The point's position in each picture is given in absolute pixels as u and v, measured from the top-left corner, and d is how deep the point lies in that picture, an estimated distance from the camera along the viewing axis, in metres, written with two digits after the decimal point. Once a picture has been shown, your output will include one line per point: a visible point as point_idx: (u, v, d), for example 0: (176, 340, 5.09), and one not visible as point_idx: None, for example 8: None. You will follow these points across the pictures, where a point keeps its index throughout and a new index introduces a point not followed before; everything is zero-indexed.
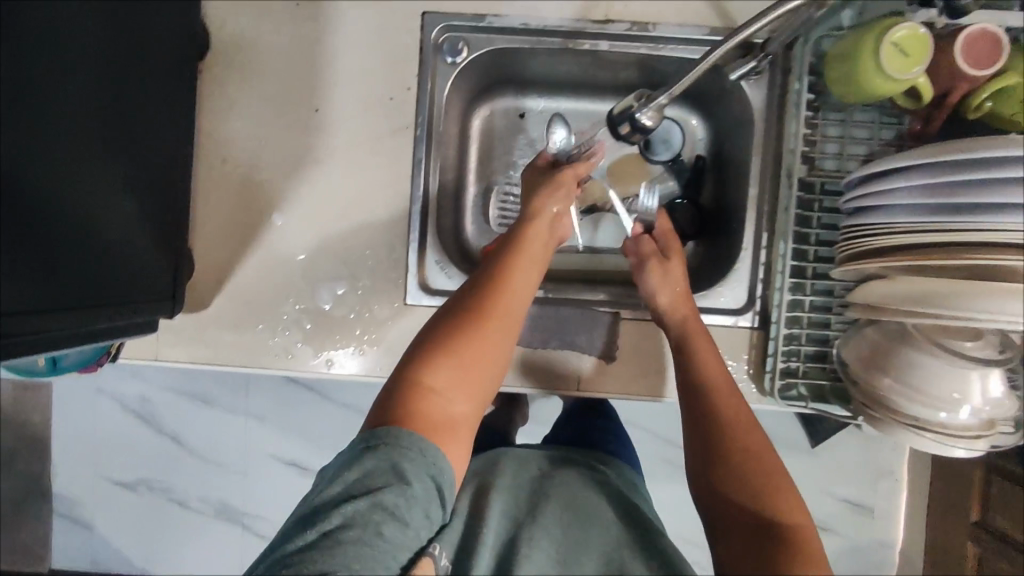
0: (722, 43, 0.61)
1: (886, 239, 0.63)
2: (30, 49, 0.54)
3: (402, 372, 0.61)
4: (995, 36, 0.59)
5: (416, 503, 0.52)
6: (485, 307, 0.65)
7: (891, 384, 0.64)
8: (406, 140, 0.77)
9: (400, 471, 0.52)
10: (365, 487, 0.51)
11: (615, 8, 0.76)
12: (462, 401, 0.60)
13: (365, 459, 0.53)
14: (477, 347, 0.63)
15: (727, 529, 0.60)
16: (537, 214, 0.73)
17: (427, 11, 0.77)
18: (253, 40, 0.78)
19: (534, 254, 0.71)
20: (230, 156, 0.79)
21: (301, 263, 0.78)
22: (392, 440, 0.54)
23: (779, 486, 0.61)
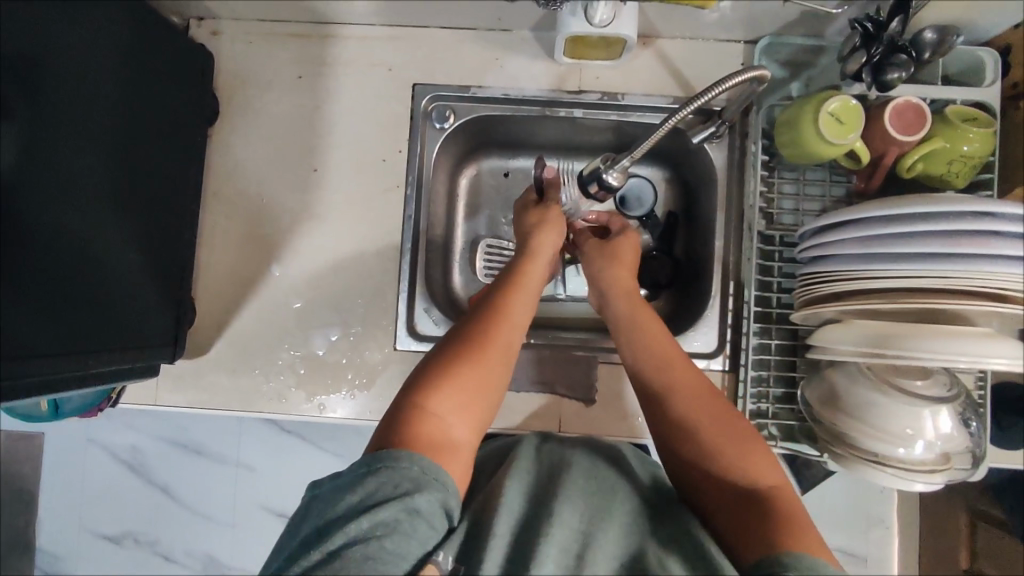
0: (680, 108, 0.63)
1: (837, 285, 0.69)
2: (46, 122, 0.61)
3: (402, 399, 0.61)
4: (919, 107, 0.68)
5: (421, 517, 0.51)
6: (487, 337, 0.66)
7: (851, 421, 0.68)
8: (397, 198, 0.84)
9: (403, 487, 0.51)
10: (368, 505, 0.50)
11: (588, 80, 0.84)
12: (462, 430, 0.60)
13: (368, 480, 0.52)
14: (478, 376, 0.63)
15: (725, 511, 0.59)
16: (535, 248, 0.77)
17: (417, 82, 0.85)
18: (259, 108, 0.85)
19: (534, 286, 0.74)
20: (235, 211, 0.85)
21: (296, 310, 0.83)
22: (394, 461, 0.53)
23: (758, 457, 0.61)
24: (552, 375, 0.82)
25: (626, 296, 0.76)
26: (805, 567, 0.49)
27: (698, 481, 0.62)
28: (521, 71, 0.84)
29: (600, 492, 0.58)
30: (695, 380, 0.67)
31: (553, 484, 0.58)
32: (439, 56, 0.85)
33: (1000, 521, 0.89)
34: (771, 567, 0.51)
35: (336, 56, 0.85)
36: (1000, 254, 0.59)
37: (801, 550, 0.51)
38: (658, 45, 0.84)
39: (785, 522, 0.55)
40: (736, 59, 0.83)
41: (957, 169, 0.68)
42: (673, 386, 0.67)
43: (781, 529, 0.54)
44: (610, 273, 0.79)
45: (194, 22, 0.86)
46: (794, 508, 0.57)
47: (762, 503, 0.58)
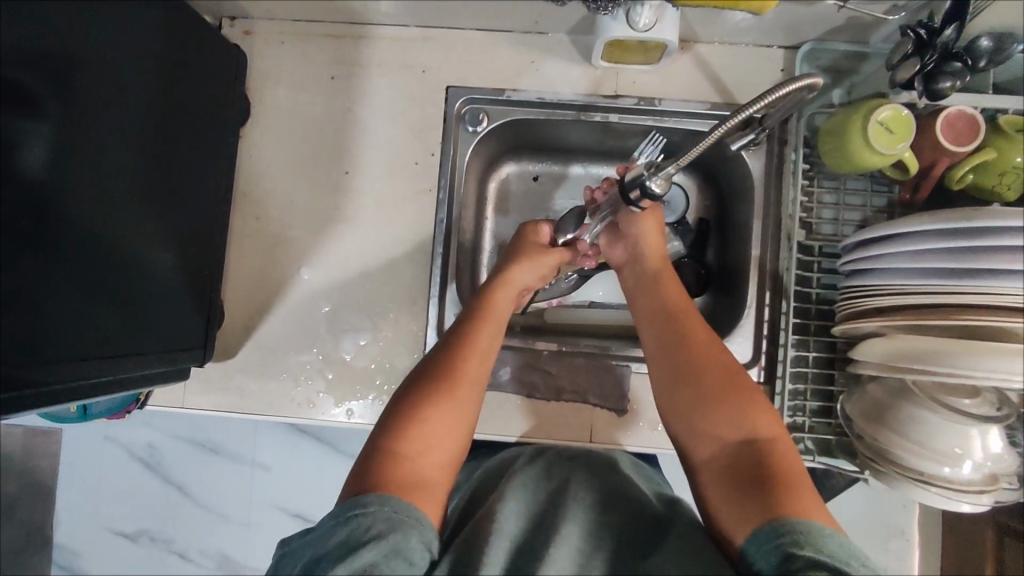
0: (726, 118, 0.57)
1: (883, 299, 0.67)
2: (74, 125, 0.60)
3: (376, 443, 0.60)
4: (972, 117, 0.66)
5: (401, 554, 0.49)
6: (453, 369, 0.66)
7: (895, 439, 0.66)
8: (428, 202, 0.83)
9: (376, 530, 0.51)
10: (343, 552, 0.49)
11: (624, 84, 0.83)
12: (434, 465, 0.59)
13: (341, 528, 0.51)
14: (446, 409, 0.63)
15: (719, 490, 0.57)
16: (511, 275, 0.78)
17: (451, 85, 0.84)
18: (291, 110, 0.85)
19: (501, 314, 0.74)
20: (264, 213, 0.84)
21: (324, 314, 0.82)
22: (363, 506, 0.53)
23: (760, 422, 0.59)
24: (582, 385, 0.81)
25: (658, 262, 0.77)
26: (805, 542, 0.47)
27: (699, 466, 0.60)
28: (557, 74, 0.83)
29: (603, 510, 0.58)
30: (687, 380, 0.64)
31: (559, 501, 0.58)
32: (474, 59, 0.84)
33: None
34: (771, 544, 0.49)
35: (369, 57, 0.84)
36: None
37: (799, 519, 0.50)
38: (697, 50, 0.82)
39: (786, 489, 0.53)
40: (776, 65, 0.82)
41: (1010, 182, 0.66)
42: (670, 358, 0.66)
43: (780, 498, 0.52)
44: (644, 238, 0.78)
45: (227, 21, 0.85)
46: (793, 474, 0.55)
47: (762, 468, 0.56)
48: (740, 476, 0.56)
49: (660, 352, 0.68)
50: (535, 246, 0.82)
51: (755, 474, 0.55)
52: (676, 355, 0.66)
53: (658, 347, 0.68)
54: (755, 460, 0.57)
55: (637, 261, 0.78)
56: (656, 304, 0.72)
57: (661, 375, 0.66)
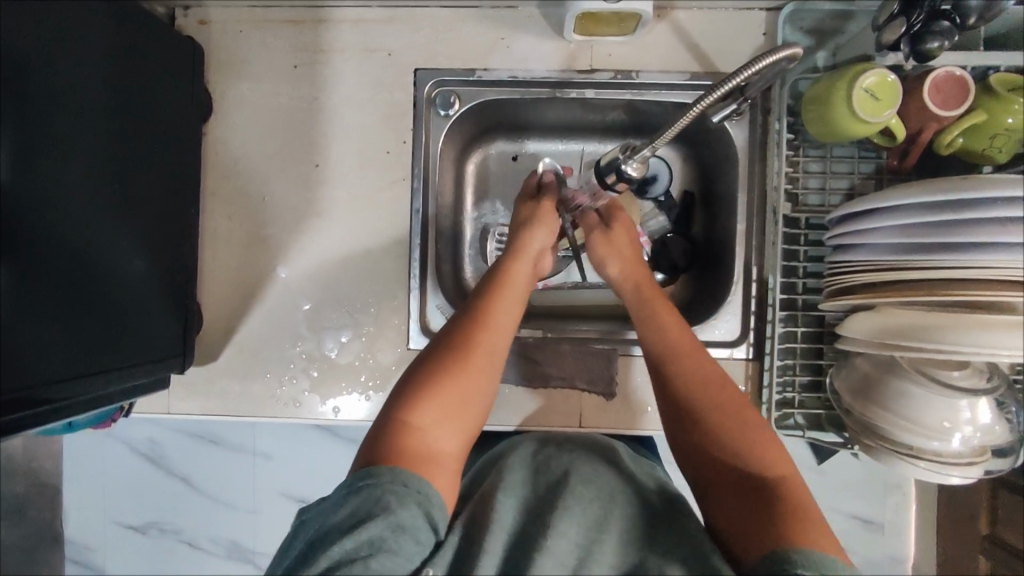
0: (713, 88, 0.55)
1: (874, 272, 0.66)
2: (25, 138, 0.56)
3: (391, 410, 0.60)
4: (960, 78, 0.63)
5: (407, 532, 0.50)
6: (472, 343, 0.65)
7: (882, 414, 0.65)
8: (402, 192, 0.79)
9: (385, 503, 0.51)
10: (352, 525, 0.49)
11: (599, 58, 0.79)
12: (448, 440, 0.60)
13: (350, 499, 0.52)
14: (463, 383, 0.63)
15: (736, 516, 0.56)
16: (522, 252, 0.75)
17: (420, 67, 0.79)
18: (253, 102, 0.80)
19: (521, 286, 0.73)
20: (234, 213, 0.80)
21: (305, 312, 0.80)
22: (375, 477, 0.53)
23: (758, 439, 0.60)
24: (571, 370, 0.80)
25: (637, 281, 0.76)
26: (816, 568, 0.47)
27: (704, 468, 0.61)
28: (529, 51, 0.78)
29: (603, 501, 0.57)
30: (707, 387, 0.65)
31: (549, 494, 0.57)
32: (441, 37, 0.79)
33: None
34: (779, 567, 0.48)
35: (331, 43, 0.79)
36: None
37: (812, 548, 0.49)
38: (674, 17, 0.78)
39: (786, 512, 0.54)
40: (757, 29, 0.78)
41: (1000, 144, 0.64)
42: (697, 370, 0.66)
43: (794, 526, 0.52)
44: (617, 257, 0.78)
45: (179, 11, 0.80)
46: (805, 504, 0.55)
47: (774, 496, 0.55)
48: (738, 489, 0.57)
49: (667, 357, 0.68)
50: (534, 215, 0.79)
51: (758, 498, 0.56)
52: (696, 372, 0.66)
53: (672, 351, 0.68)
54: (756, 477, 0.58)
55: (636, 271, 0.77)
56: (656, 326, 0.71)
57: (676, 379, 0.66)
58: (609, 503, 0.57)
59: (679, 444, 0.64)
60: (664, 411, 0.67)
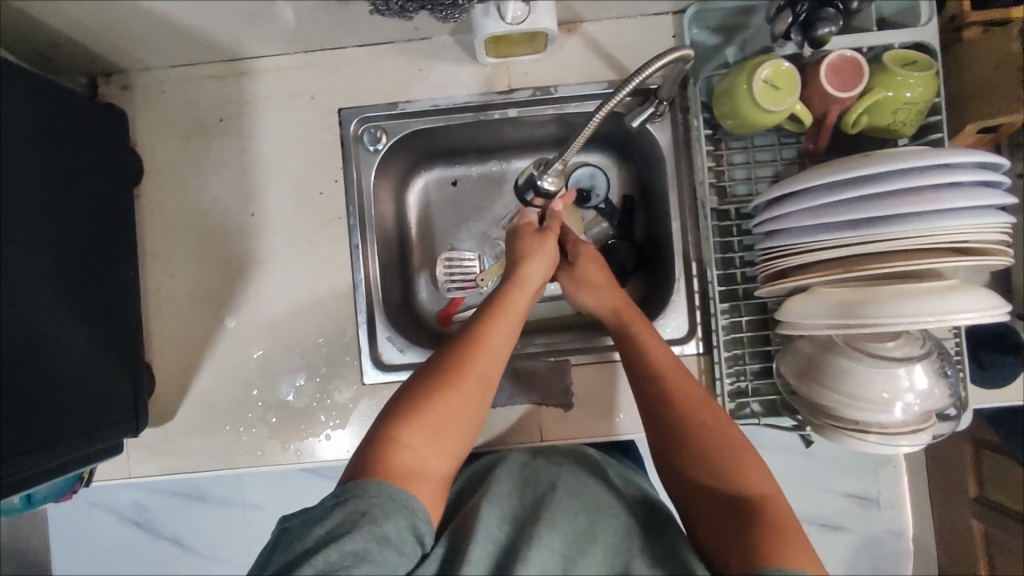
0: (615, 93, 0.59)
1: (799, 255, 0.66)
2: None
3: (381, 423, 0.60)
4: (854, 60, 0.65)
5: (391, 544, 0.51)
6: (465, 364, 0.63)
7: (826, 392, 0.65)
8: (340, 230, 0.80)
9: (370, 515, 0.52)
10: (336, 537, 0.50)
11: (516, 77, 0.80)
12: (432, 461, 0.58)
13: (336, 510, 0.52)
14: (452, 407, 0.61)
15: (721, 533, 0.55)
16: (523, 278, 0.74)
17: (343, 107, 0.80)
18: (183, 160, 0.81)
19: (518, 308, 0.70)
20: (176, 270, 0.81)
21: (257, 359, 0.80)
22: (360, 491, 0.53)
23: (737, 447, 0.60)
24: (526, 386, 0.80)
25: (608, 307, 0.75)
26: None
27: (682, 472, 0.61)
28: (448, 79, 0.80)
29: (587, 513, 0.57)
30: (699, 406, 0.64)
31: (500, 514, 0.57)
32: (360, 76, 0.80)
33: (997, 446, 0.88)
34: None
35: (254, 93, 0.81)
36: (942, 209, 0.60)
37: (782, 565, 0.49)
38: (584, 30, 0.80)
39: (765, 529, 0.53)
40: (665, 32, 0.80)
41: (903, 118, 0.66)
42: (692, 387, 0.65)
43: (771, 544, 0.51)
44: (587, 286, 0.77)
45: (102, 80, 0.81)
46: (785, 521, 0.54)
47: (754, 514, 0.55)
48: (718, 502, 0.57)
49: (641, 369, 0.68)
50: (533, 241, 0.77)
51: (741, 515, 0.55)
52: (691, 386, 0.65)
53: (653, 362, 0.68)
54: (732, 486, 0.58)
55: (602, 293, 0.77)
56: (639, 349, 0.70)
57: (659, 389, 0.66)
58: (594, 517, 0.57)
59: (660, 451, 0.63)
60: (646, 423, 0.66)
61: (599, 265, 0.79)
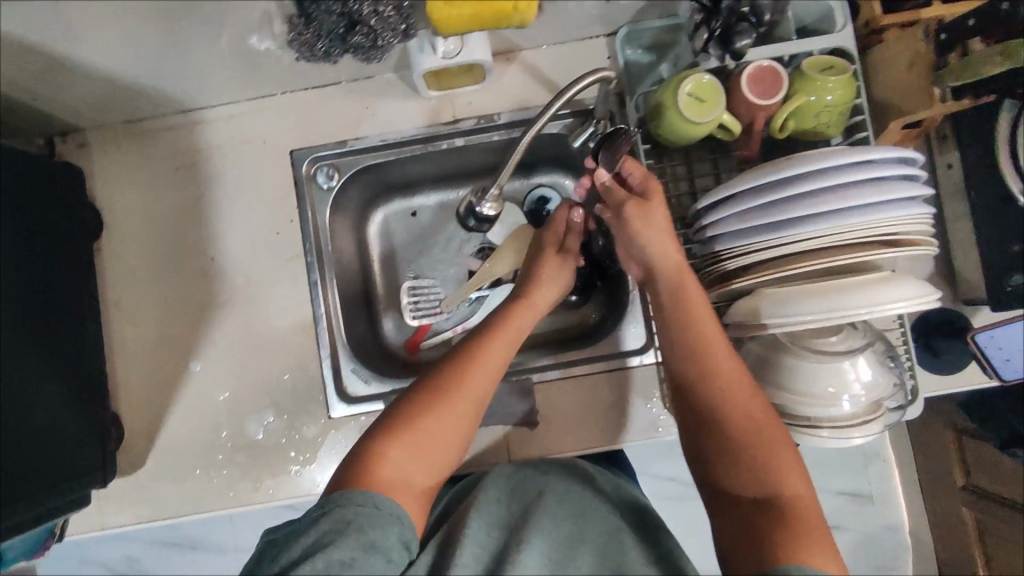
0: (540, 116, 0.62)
1: (737, 259, 0.67)
2: None
3: (371, 433, 0.61)
4: (772, 69, 0.68)
5: (378, 551, 0.52)
6: (457, 379, 0.64)
7: (776, 391, 0.67)
8: (299, 268, 0.82)
9: (356, 524, 0.53)
10: (321, 546, 0.51)
11: (460, 108, 0.83)
12: (418, 475, 0.60)
13: (323, 519, 0.53)
14: (439, 422, 0.62)
15: (743, 534, 0.57)
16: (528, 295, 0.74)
17: (294, 148, 0.83)
18: (142, 211, 0.83)
19: (517, 327, 0.70)
20: (140, 319, 0.82)
21: (223, 401, 0.81)
22: (347, 499, 0.55)
23: (766, 443, 0.60)
24: (489, 409, 0.81)
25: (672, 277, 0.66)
26: None
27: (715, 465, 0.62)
28: (394, 114, 0.82)
29: (575, 517, 0.60)
30: (745, 404, 0.62)
31: (457, 539, 0.57)
32: (309, 117, 0.83)
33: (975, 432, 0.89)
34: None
35: (207, 141, 0.83)
36: (862, 205, 0.62)
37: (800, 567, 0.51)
38: (523, 57, 0.83)
39: (790, 532, 0.54)
40: (601, 55, 0.83)
41: (827, 120, 0.69)
42: (728, 380, 0.63)
43: (785, 546, 0.53)
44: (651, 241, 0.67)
45: (58, 139, 0.84)
46: (807, 526, 0.55)
47: (784, 517, 0.56)
48: (751, 503, 0.58)
49: (697, 349, 0.64)
50: (552, 260, 0.77)
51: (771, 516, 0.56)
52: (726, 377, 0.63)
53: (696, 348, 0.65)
54: (755, 483, 0.59)
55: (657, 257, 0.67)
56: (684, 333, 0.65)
57: (699, 376, 0.64)
58: (570, 529, 0.58)
59: (697, 444, 0.64)
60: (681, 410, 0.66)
61: (660, 224, 0.67)
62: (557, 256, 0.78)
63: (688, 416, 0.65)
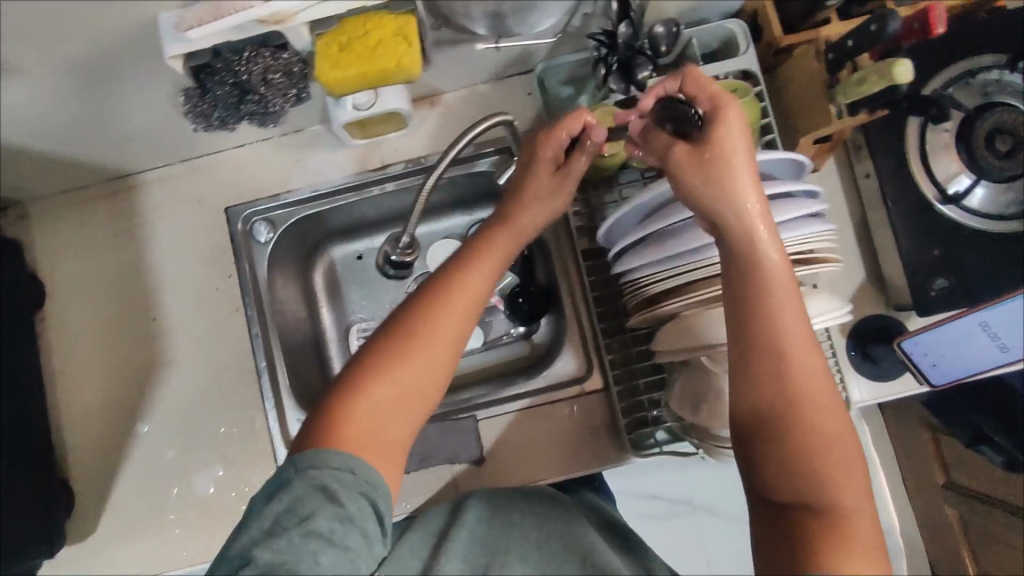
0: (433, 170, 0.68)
1: (646, 291, 0.68)
2: None
3: (338, 385, 0.57)
4: None
5: (355, 526, 0.49)
6: (428, 318, 0.59)
7: (707, 414, 0.66)
8: (240, 321, 0.84)
9: (335, 490, 0.50)
10: (297, 515, 0.49)
11: (388, 154, 0.85)
12: (395, 426, 0.56)
13: (299, 482, 0.50)
14: (414, 367, 0.57)
15: (785, 533, 0.49)
16: (515, 224, 0.67)
17: (229, 205, 0.84)
18: (83, 277, 0.84)
19: (494, 257, 0.65)
20: (86, 384, 0.83)
21: (172, 459, 0.81)
22: (316, 463, 0.51)
23: (808, 401, 0.52)
24: (435, 449, 0.81)
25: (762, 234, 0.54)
26: None
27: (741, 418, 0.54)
28: (323, 165, 0.84)
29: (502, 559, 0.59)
30: (800, 368, 0.52)
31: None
32: (241, 174, 0.85)
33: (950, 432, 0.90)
34: None
35: (144, 205, 0.85)
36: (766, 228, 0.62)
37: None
38: (446, 100, 0.85)
39: (826, 527, 0.48)
40: (522, 92, 0.85)
41: None
42: (785, 332, 0.53)
43: (819, 543, 0.47)
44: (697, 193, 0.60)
45: None
46: (849, 522, 0.48)
47: (824, 507, 0.49)
48: (793, 480, 0.50)
49: (749, 303, 0.54)
50: (545, 180, 0.67)
51: (809, 504, 0.49)
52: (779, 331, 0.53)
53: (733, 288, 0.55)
54: (786, 449, 0.51)
55: (721, 203, 0.55)
56: (737, 278, 0.54)
57: (742, 330, 0.54)
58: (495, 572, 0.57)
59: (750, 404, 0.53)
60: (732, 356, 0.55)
61: (738, 168, 0.56)
62: (551, 174, 0.67)
63: (743, 364, 0.54)
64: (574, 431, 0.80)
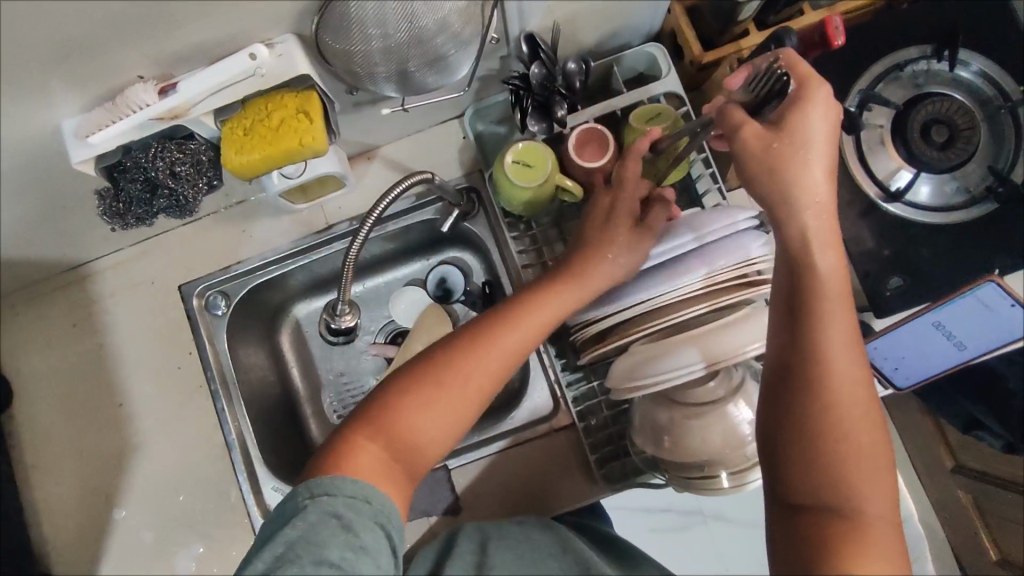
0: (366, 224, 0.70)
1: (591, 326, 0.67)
2: None
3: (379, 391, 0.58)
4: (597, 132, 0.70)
5: (370, 555, 0.48)
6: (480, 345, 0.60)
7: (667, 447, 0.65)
8: (205, 397, 0.84)
9: (347, 518, 0.49)
10: (309, 542, 0.47)
11: (332, 214, 0.85)
12: (427, 429, 0.56)
13: (313, 508, 0.49)
14: (452, 386, 0.58)
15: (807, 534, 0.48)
16: (588, 274, 0.64)
17: (182, 283, 0.85)
18: (47, 370, 0.85)
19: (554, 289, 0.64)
20: (59, 477, 0.83)
21: (150, 544, 0.81)
22: (330, 490, 0.50)
23: (847, 398, 0.49)
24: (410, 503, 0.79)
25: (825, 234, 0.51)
26: None
27: (773, 404, 0.52)
28: (270, 233, 0.85)
29: None
30: (841, 363, 0.50)
31: None
32: (192, 251, 0.86)
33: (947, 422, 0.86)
34: None
35: (99, 292, 0.86)
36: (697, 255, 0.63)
37: None
38: (382, 154, 0.85)
39: (849, 529, 0.46)
40: (457, 136, 0.85)
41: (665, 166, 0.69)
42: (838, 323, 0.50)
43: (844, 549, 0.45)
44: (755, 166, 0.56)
45: None
46: (872, 527, 0.46)
47: (849, 504, 0.47)
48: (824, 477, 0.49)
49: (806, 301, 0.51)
50: (624, 232, 0.64)
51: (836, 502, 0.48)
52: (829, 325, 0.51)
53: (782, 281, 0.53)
54: (821, 444, 0.49)
55: (783, 195, 0.52)
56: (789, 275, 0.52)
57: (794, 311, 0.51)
58: None
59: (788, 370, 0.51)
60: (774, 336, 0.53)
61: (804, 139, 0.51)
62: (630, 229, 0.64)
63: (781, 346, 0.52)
64: (546, 471, 0.79)
